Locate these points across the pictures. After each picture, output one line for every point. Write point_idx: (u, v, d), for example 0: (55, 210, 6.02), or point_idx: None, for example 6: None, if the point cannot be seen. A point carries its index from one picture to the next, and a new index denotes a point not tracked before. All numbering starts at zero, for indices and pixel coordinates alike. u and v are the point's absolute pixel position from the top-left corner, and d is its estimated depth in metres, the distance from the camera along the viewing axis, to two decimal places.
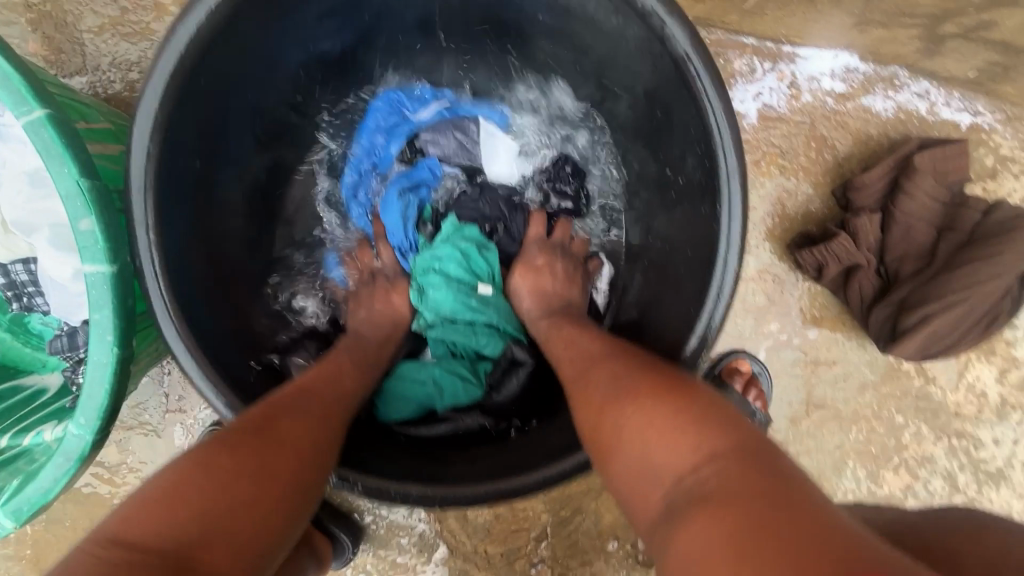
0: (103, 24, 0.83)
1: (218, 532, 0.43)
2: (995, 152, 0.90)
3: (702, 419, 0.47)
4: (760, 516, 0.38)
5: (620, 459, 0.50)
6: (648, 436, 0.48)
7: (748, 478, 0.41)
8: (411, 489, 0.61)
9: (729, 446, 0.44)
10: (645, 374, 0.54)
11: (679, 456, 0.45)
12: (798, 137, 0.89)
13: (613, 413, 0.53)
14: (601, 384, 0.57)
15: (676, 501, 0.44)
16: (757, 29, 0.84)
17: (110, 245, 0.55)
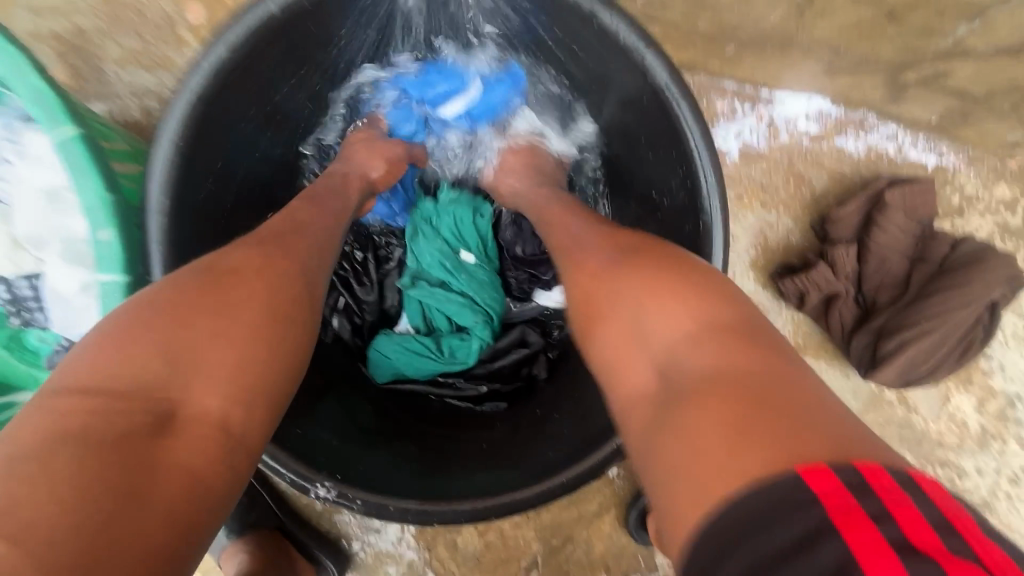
0: (125, 55, 0.88)
1: (184, 369, 0.44)
2: (961, 191, 0.97)
3: (704, 296, 0.49)
4: (752, 389, 0.41)
5: (616, 329, 0.52)
6: (650, 309, 0.50)
7: (745, 357, 0.43)
8: (409, 505, 0.65)
9: (728, 322, 0.46)
10: (648, 251, 0.56)
11: (676, 327, 0.47)
12: (777, 173, 0.95)
13: (617, 288, 0.53)
14: (596, 261, 0.58)
15: (668, 370, 0.46)
16: (737, 74, 0.90)
17: (125, 256, 0.58)
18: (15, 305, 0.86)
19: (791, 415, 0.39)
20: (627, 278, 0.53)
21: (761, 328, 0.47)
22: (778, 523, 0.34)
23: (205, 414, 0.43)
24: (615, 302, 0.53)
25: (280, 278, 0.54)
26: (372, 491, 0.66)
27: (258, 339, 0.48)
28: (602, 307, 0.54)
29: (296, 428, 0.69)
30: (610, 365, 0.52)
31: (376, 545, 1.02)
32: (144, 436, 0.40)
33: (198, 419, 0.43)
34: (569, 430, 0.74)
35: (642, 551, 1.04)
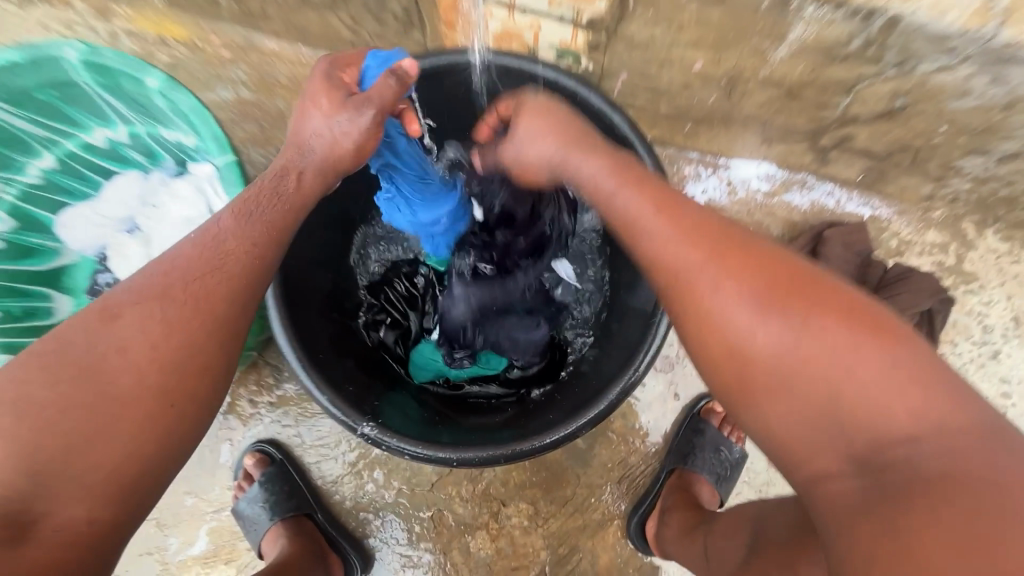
0: (246, 137, 1.25)
1: (53, 474, 0.54)
2: (897, 236, 1.18)
3: (917, 378, 0.50)
4: (982, 497, 0.45)
5: (791, 399, 0.53)
6: (837, 379, 0.51)
7: (976, 459, 0.47)
8: (431, 450, 0.80)
9: (959, 423, 0.48)
10: (819, 308, 0.54)
11: (890, 419, 0.49)
12: (739, 221, 1.19)
13: (801, 353, 0.53)
14: (738, 299, 0.57)
15: (877, 460, 0.49)
16: (697, 147, 1.18)
17: None
18: None
19: (1016, 531, 0.43)
20: (796, 339, 0.53)
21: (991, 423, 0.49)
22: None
23: (72, 519, 0.54)
24: (784, 360, 0.53)
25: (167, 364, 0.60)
26: (405, 437, 0.82)
27: (128, 441, 0.57)
28: (757, 371, 0.55)
29: (349, 385, 0.88)
30: (775, 434, 0.55)
31: (396, 546, 1.11)
32: (10, 544, 0.51)
33: (63, 525, 0.54)
34: (564, 405, 0.89)
35: (646, 564, 1.10)
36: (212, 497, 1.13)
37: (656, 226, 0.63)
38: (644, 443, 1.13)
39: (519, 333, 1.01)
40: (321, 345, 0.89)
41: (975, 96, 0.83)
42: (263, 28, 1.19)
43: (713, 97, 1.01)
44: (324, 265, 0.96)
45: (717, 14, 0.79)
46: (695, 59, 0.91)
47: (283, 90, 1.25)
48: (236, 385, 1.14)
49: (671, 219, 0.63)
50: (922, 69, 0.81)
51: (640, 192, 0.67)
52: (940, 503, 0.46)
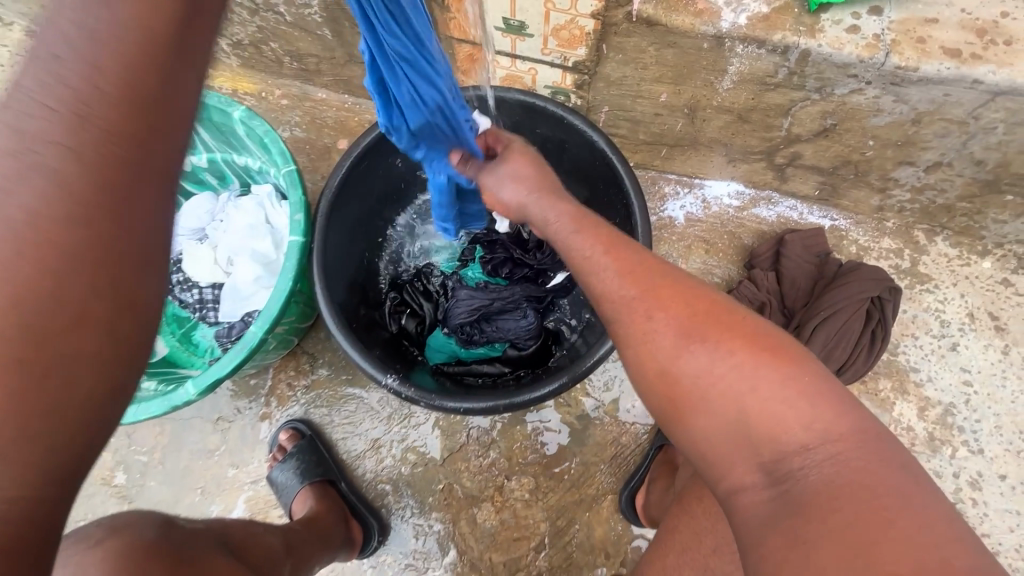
0: None
1: None
2: (856, 243, 1.34)
3: (812, 394, 0.61)
4: (864, 492, 0.54)
5: (709, 415, 0.65)
6: (747, 396, 0.63)
7: (862, 463, 0.56)
8: (438, 400, 0.98)
9: (846, 429, 0.59)
10: (729, 338, 0.67)
11: (788, 428, 0.60)
12: (715, 232, 1.37)
13: (714, 374, 0.66)
14: (664, 318, 0.71)
15: (784, 466, 0.60)
16: (673, 170, 1.39)
17: (306, 230, 1.05)
18: (199, 304, 1.34)
19: (889, 518, 0.52)
20: (713, 361, 0.66)
21: (874, 431, 0.59)
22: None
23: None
24: (703, 388, 0.66)
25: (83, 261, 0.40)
26: (418, 394, 0.99)
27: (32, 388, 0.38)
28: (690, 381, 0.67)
29: (375, 352, 1.05)
30: (704, 449, 0.66)
31: (410, 517, 1.23)
32: None
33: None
34: (555, 372, 1.05)
35: (636, 538, 1.20)
36: (250, 469, 1.28)
37: (601, 261, 0.81)
38: (635, 424, 1.26)
39: (515, 326, 1.18)
40: (350, 317, 1.06)
41: (887, 113, 1.03)
42: (316, 81, 1.49)
43: (680, 124, 1.22)
44: (355, 259, 1.15)
45: (670, 55, 1.03)
46: (661, 92, 1.14)
47: (328, 130, 1.51)
48: (277, 370, 1.33)
49: (619, 263, 0.79)
50: (839, 92, 1.01)
51: (589, 235, 0.85)
52: (835, 502, 0.55)
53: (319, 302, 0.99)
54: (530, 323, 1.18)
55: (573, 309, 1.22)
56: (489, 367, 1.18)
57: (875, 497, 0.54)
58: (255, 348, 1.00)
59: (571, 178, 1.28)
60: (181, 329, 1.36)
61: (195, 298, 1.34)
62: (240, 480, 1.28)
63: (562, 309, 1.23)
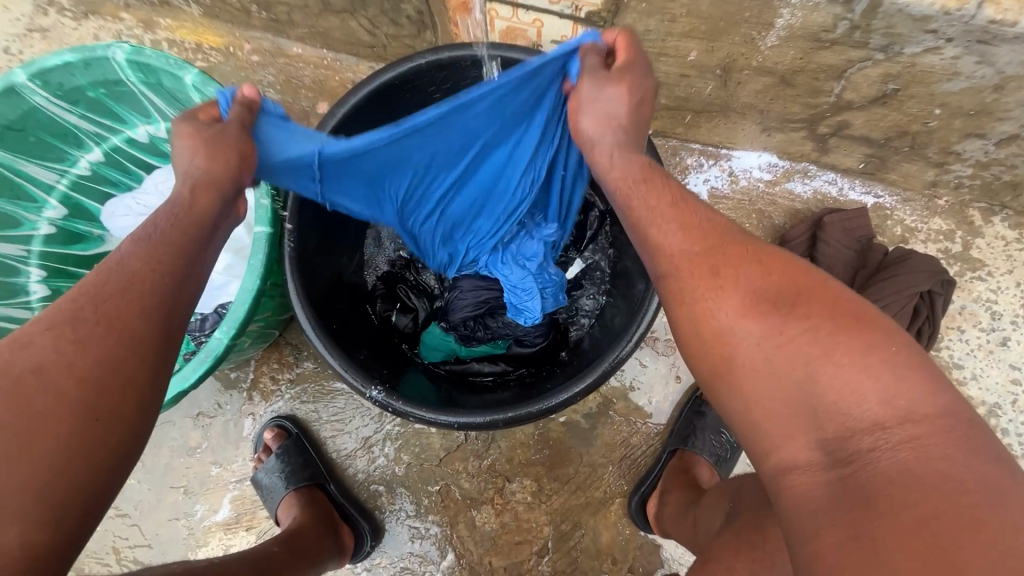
0: None
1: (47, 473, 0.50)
2: (902, 223, 1.19)
3: (899, 369, 0.51)
4: (950, 483, 0.46)
5: (771, 383, 0.56)
6: (820, 365, 0.53)
7: (954, 455, 0.47)
8: (432, 414, 0.86)
9: (933, 410, 0.49)
10: (809, 310, 0.57)
11: (868, 408, 0.51)
12: (741, 210, 1.22)
13: (780, 342, 0.56)
14: (722, 295, 0.61)
15: (852, 443, 0.51)
16: (698, 138, 1.22)
17: (274, 218, 0.89)
18: None
19: (986, 524, 0.43)
20: (781, 331, 0.56)
21: (971, 417, 0.50)
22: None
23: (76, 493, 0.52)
24: (765, 354, 0.56)
25: (110, 355, 0.55)
26: (410, 405, 0.87)
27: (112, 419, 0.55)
28: (742, 352, 0.58)
29: (361, 356, 0.94)
30: (754, 412, 0.57)
31: (405, 519, 1.16)
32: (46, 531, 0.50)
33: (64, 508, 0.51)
34: (562, 377, 0.94)
35: (646, 543, 1.12)
36: (234, 468, 1.20)
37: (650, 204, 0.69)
38: (647, 423, 1.16)
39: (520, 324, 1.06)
40: (330, 317, 0.94)
41: (965, 77, 0.86)
42: (290, 34, 1.29)
43: (710, 87, 1.05)
44: (338, 248, 1.02)
45: (706, 4, 0.84)
46: (690, 50, 0.96)
47: (307, 92, 1.33)
48: (259, 362, 1.22)
49: (680, 215, 0.66)
50: (908, 52, 0.84)
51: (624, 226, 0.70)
52: (914, 492, 0.46)
53: (293, 302, 0.86)
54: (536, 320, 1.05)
55: (587, 303, 1.10)
56: (492, 366, 1.07)
57: (966, 492, 0.45)
58: (222, 355, 0.88)
59: None
60: None
61: None
62: (226, 480, 1.20)
63: (573, 305, 1.11)
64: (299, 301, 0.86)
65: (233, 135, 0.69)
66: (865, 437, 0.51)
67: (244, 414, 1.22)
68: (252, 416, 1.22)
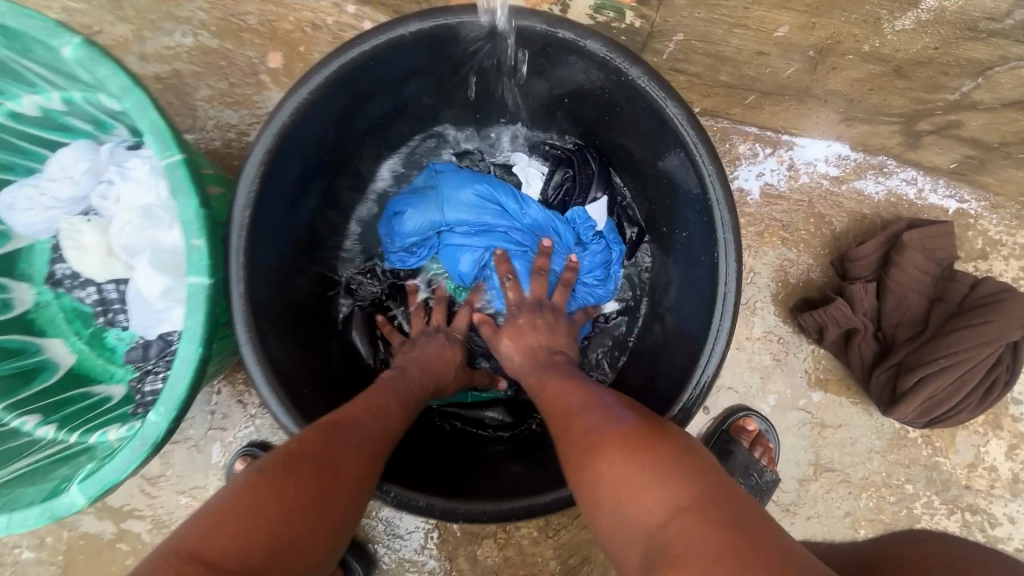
0: (214, 95, 1.02)
1: (278, 549, 0.47)
2: (984, 235, 0.99)
3: (664, 466, 0.49)
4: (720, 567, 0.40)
5: (600, 512, 0.53)
6: (618, 492, 0.51)
7: (721, 538, 0.42)
8: (437, 502, 0.70)
9: (697, 500, 0.46)
10: (616, 424, 0.57)
11: (650, 512, 0.47)
12: (798, 213, 1.01)
13: (584, 467, 0.55)
14: (565, 432, 0.62)
15: (653, 550, 0.46)
16: (758, 121, 0.97)
17: (212, 263, 0.67)
18: (102, 306, 1.00)
19: None
20: (590, 451, 0.56)
21: (723, 498, 0.46)
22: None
23: None
24: (581, 478, 0.56)
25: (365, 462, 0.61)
26: (407, 488, 0.71)
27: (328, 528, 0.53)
28: (580, 490, 0.56)
29: None
30: (606, 543, 0.52)
31: (400, 552, 1.07)
32: None
33: None
34: None
35: None
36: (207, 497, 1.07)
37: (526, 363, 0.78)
38: None
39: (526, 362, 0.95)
40: (297, 378, 0.75)
41: None
42: None
43: (792, 69, 0.79)
44: (293, 280, 0.82)
45: None
46: (780, 24, 0.69)
47: (253, 37, 1.01)
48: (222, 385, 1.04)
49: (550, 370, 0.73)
50: None
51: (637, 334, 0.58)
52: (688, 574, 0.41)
53: (252, 375, 0.67)
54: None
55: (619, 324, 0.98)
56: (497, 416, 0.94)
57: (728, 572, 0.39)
58: (158, 439, 0.68)
59: (624, 156, 0.89)
60: (88, 328, 1.04)
61: (95, 297, 1.00)
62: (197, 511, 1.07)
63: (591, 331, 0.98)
64: (261, 376, 0.67)
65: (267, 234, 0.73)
66: (655, 530, 0.47)
67: (213, 439, 1.07)
68: (220, 441, 1.06)
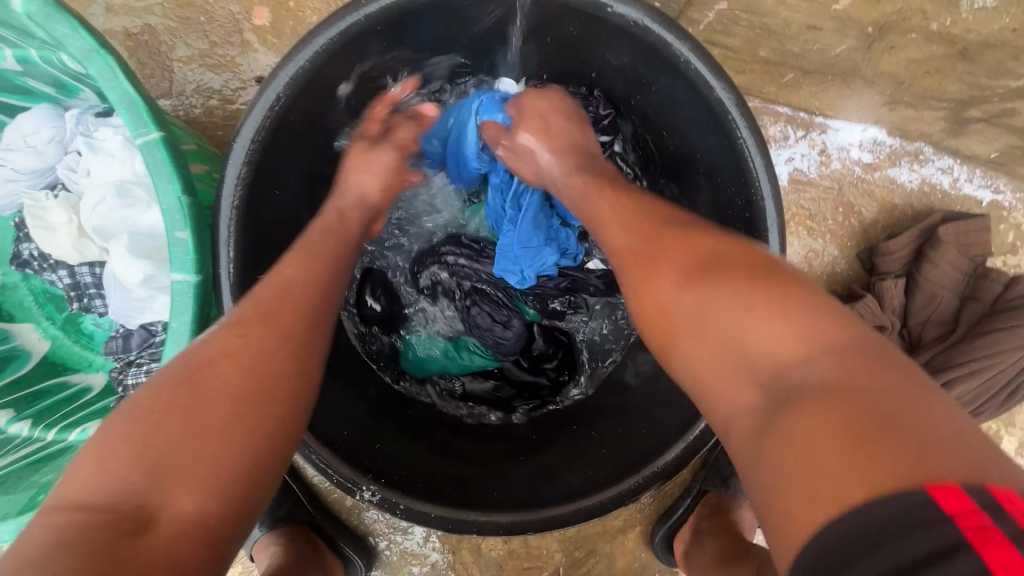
0: (192, 55, 0.91)
1: (169, 457, 0.43)
2: (1016, 229, 0.93)
3: (806, 312, 0.43)
4: (877, 417, 0.37)
5: (704, 342, 0.47)
6: (745, 321, 0.45)
7: (875, 382, 0.39)
8: (448, 514, 0.65)
9: (844, 342, 0.41)
10: (736, 259, 0.49)
11: (788, 345, 0.42)
12: (827, 201, 0.93)
13: (695, 301, 0.48)
14: (659, 263, 0.53)
15: (776, 386, 0.42)
16: (792, 100, 0.87)
17: (198, 257, 0.59)
18: (75, 291, 0.90)
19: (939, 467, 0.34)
20: (706, 285, 0.48)
21: (868, 344, 0.41)
22: (896, 533, 0.33)
23: (183, 514, 0.41)
24: (681, 306, 0.49)
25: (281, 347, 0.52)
26: (416, 497, 0.66)
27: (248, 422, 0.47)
28: (682, 321, 0.49)
29: (344, 428, 0.70)
30: (702, 374, 0.47)
31: (403, 544, 1.04)
32: (117, 541, 0.38)
33: (175, 519, 0.41)
34: (610, 448, 0.73)
35: (664, 569, 1.05)
36: None
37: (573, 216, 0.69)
38: None
39: (491, 329, 0.86)
40: None
41: None
42: None
43: (845, 46, 0.80)
44: None
45: None
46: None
47: None
48: None
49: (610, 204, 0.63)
50: None
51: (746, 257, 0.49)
52: (844, 417, 0.37)
53: None
54: (512, 337, 0.86)
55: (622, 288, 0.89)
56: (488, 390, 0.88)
57: (868, 415, 0.37)
58: None
59: (649, 135, 0.80)
60: (62, 312, 0.95)
61: (66, 281, 0.90)
62: None
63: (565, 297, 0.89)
64: None
65: (258, 223, 0.65)
66: (790, 368, 0.42)
67: None
68: None
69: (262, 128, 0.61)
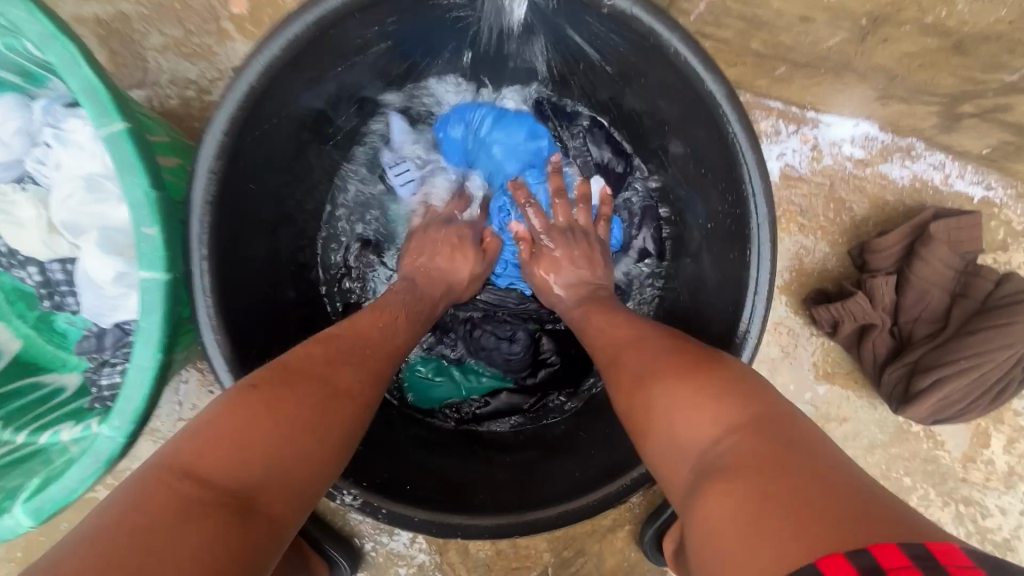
0: (167, 44, 0.88)
1: (274, 458, 0.47)
2: (1006, 226, 0.92)
3: (722, 389, 0.49)
4: (781, 478, 0.40)
5: (653, 438, 0.52)
6: (671, 413, 0.50)
7: (776, 449, 0.42)
8: (431, 519, 0.63)
9: (747, 419, 0.46)
10: (668, 354, 0.56)
11: (702, 431, 0.47)
12: (818, 198, 0.92)
13: (635, 397, 0.54)
14: (617, 360, 0.60)
15: (700, 463, 0.46)
16: (784, 94, 0.88)
17: (168, 255, 0.57)
18: (46, 288, 0.86)
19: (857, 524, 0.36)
20: (649, 377, 0.54)
21: (777, 419, 0.46)
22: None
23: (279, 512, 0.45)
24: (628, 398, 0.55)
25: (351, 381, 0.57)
26: (398, 501, 0.64)
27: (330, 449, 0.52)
28: (634, 419, 0.54)
29: None
30: (657, 468, 0.51)
31: (389, 545, 1.02)
32: (237, 521, 0.42)
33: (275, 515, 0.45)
34: (599, 450, 0.72)
35: (653, 569, 1.04)
36: None
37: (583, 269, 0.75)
38: None
39: (498, 348, 0.84)
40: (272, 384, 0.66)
41: None
42: None
43: (836, 40, 0.75)
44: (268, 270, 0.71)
45: None
46: None
47: None
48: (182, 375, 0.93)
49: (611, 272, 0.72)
50: None
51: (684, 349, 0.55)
52: (753, 478, 0.41)
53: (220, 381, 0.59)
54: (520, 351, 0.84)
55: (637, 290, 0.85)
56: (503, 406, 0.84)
57: (786, 470, 0.40)
58: (109, 455, 0.59)
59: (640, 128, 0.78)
60: (34, 310, 0.92)
61: (37, 278, 0.86)
62: None
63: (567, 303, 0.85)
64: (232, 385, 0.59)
65: (233, 217, 0.62)
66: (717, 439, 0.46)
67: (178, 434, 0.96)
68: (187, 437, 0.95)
69: (235, 117, 0.58)
